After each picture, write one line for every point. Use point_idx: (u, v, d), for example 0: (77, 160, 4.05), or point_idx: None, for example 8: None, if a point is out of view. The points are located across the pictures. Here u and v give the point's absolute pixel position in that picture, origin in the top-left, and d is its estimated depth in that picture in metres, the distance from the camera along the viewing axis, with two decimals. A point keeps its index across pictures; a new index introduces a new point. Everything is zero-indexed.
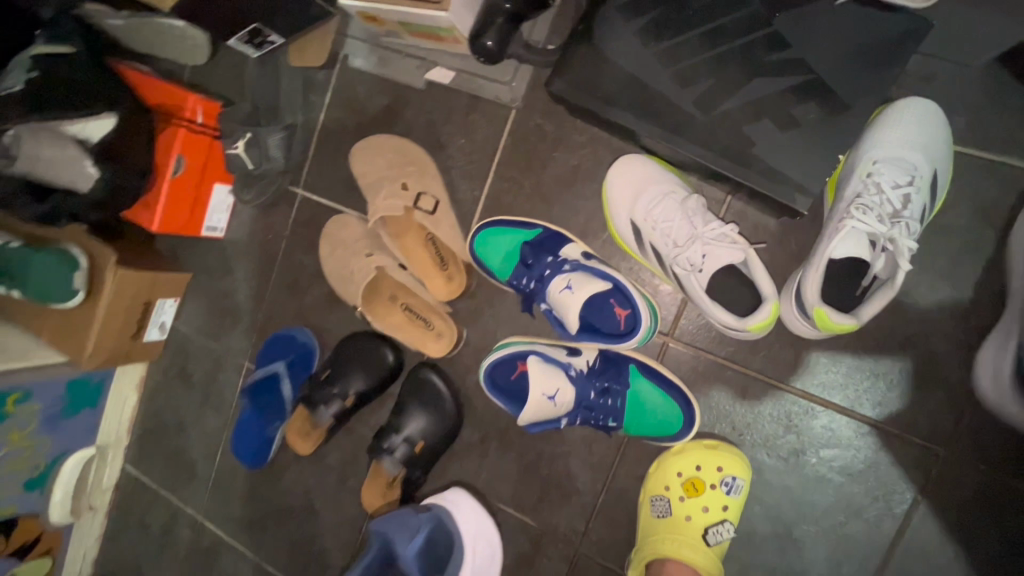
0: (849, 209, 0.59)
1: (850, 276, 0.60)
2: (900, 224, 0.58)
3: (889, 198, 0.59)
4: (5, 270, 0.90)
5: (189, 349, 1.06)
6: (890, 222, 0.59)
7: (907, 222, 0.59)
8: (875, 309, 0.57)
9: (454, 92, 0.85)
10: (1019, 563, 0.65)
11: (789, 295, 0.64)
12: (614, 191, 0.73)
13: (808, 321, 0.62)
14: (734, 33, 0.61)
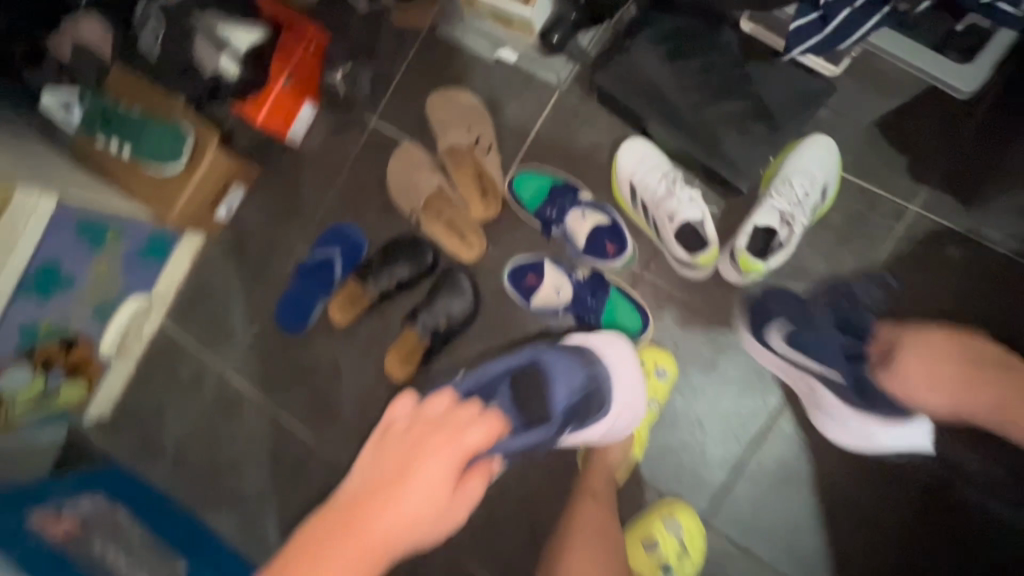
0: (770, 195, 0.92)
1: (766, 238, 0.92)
2: (799, 209, 0.91)
3: (796, 191, 0.92)
4: (121, 130, 1.09)
5: (247, 232, 1.27)
6: (794, 207, 0.91)
7: (804, 208, 0.91)
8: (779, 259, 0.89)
9: (516, 71, 1.14)
10: (840, 454, 0.97)
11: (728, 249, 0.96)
12: (622, 161, 1.03)
13: (736, 265, 0.94)
14: (721, 68, 0.92)
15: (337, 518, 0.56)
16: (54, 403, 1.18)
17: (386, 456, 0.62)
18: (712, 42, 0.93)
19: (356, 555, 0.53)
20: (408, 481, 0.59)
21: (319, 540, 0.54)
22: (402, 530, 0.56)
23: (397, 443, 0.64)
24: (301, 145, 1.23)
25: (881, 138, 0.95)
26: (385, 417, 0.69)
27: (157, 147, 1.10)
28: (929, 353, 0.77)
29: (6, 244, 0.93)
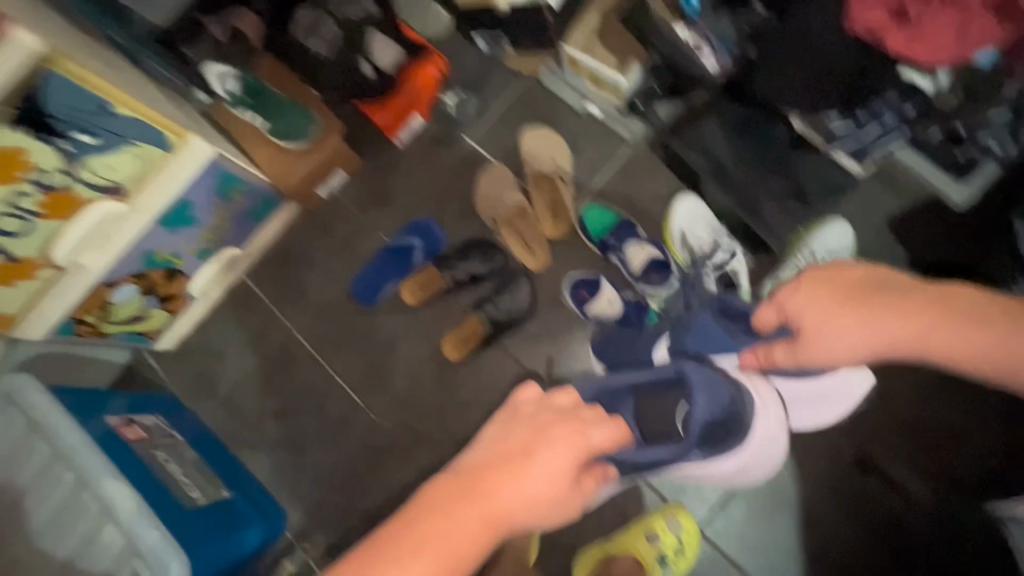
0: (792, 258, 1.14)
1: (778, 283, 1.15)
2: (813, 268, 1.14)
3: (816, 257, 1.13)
4: (267, 108, 1.30)
5: (338, 211, 1.45)
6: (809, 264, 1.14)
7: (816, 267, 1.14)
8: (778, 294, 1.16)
9: (597, 124, 1.37)
10: (820, 486, 1.14)
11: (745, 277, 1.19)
12: (678, 210, 1.24)
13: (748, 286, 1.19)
14: (770, 152, 1.15)
15: (460, 485, 0.66)
16: (140, 326, 1.31)
17: (515, 436, 0.72)
18: (768, 132, 1.15)
19: (477, 521, 0.63)
20: (532, 463, 0.68)
21: (444, 501, 0.64)
22: (517, 510, 0.66)
23: (526, 424, 0.74)
24: (401, 148, 1.44)
25: (888, 232, 1.17)
26: (513, 402, 0.79)
27: (293, 128, 1.31)
28: (829, 311, 0.83)
29: (165, 185, 1.08)
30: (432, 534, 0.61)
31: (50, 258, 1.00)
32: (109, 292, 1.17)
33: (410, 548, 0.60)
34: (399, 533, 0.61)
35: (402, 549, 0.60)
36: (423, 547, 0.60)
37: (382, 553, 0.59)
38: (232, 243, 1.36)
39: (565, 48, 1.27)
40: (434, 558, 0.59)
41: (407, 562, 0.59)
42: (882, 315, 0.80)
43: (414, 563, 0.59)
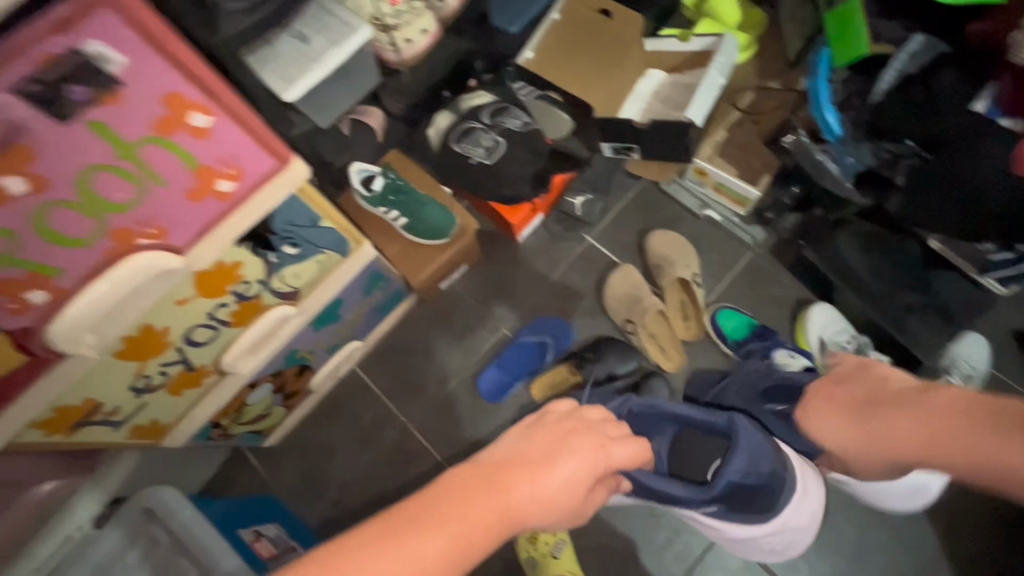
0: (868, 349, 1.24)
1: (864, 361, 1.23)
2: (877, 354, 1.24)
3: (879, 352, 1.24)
4: (407, 203, 1.30)
5: (458, 303, 1.44)
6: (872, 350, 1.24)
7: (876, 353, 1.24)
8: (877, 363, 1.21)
9: (717, 228, 1.43)
10: None
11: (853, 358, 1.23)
12: (814, 316, 1.28)
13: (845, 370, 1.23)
14: (908, 269, 1.21)
15: (482, 476, 0.61)
16: (262, 424, 1.24)
17: (536, 440, 0.68)
18: (901, 247, 1.21)
19: (491, 511, 0.57)
20: (553, 469, 0.65)
21: (456, 488, 0.58)
22: (515, 511, 0.60)
23: (548, 431, 0.70)
24: (522, 243, 1.46)
25: (1018, 347, 1.22)
26: (542, 408, 0.76)
27: (430, 225, 1.31)
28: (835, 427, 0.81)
29: (328, 286, 1.04)
30: (449, 516, 0.55)
31: (220, 367, 0.95)
32: (248, 394, 1.12)
33: (427, 525, 0.53)
34: (417, 508, 0.54)
35: (419, 516, 0.54)
36: (443, 523, 0.54)
37: (391, 524, 0.53)
38: (357, 337, 1.32)
39: (697, 161, 1.34)
40: (447, 539, 0.53)
41: (419, 540, 0.52)
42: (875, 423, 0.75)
43: (430, 538, 0.52)
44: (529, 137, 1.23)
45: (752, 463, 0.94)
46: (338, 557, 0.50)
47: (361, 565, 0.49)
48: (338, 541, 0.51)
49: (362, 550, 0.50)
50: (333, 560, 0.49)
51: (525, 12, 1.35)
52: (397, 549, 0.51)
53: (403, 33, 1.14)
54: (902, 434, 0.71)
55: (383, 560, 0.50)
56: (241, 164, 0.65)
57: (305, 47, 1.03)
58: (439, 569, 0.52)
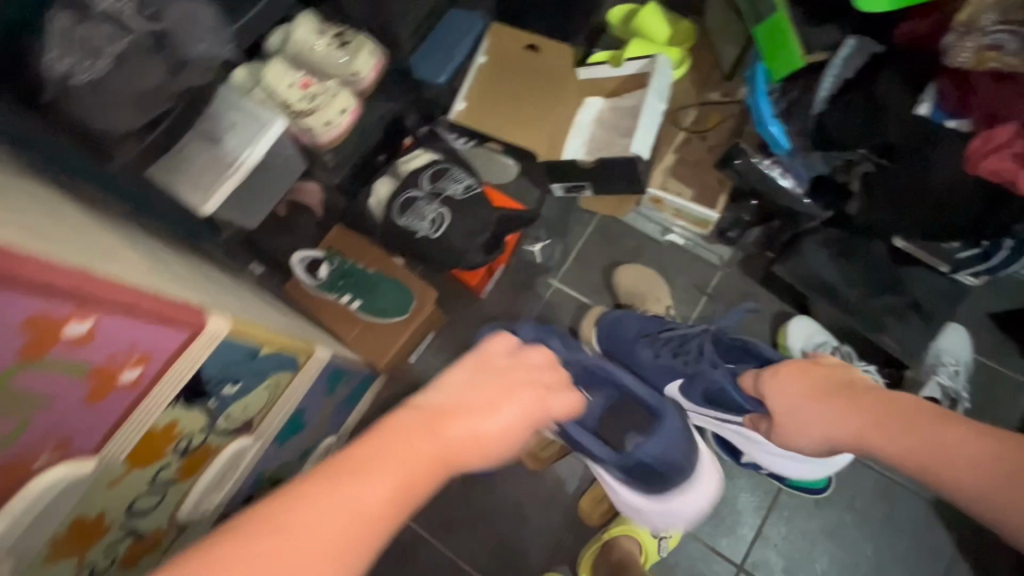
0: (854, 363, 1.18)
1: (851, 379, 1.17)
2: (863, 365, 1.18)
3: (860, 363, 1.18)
4: (359, 285, 1.24)
5: (432, 372, 1.37)
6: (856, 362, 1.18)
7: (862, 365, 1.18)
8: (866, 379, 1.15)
9: (683, 251, 1.38)
10: None
11: None
12: (792, 330, 1.25)
13: None
14: (878, 270, 1.18)
15: (423, 418, 0.52)
16: None
17: (475, 385, 0.57)
18: (866, 249, 1.18)
19: (434, 453, 0.50)
20: (495, 411, 0.56)
21: (402, 433, 0.50)
22: (455, 449, 0.52)
23: (493, 376, 0.59)
24: (487, 298, 1.39)
25: (998, 329, 1.20)
26: (480, 347, 0.64)
27: (387, 302, 1.24)
28: (783, 392, 0.80)
29: (285, 405, 0.97)
30: (393, 461, 0.47)
31: (174, 524, 0.87)
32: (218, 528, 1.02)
33: (372, 471, 0.46)
34: (357, 455, 0.47)
35: (363, 464, 0.46)
36: (389, 468, 0.47)
37: (333, 473, 0.45)
38: (328, 433, 1.24)
39: (651, 189, 1.30)
40: (391, 483, 0.46)
41: (360, 486, 0.45)
42: (815, 386, 0.77)
43: (373, 483, 0.45)
44: (474, 200, 1.17)
45: (667, 450, 0.97)
46: (274, 515, 0.42)
47: (297, 524, 0.42)
48: (276, 497, 0.43)
49: (297, 504, 0.43)
50: (271, 525, 0.42)
51: (447, 64, 1.34)
52: (333, 499, 0.44)
53: (319, 116, 1.06)
54: (863, 417, 0.69)
55: (324, 510, 0.43)
56: (147, 350, 0.61)
57: (218, 150, 0.99)
58: (384, 516, 0.45)
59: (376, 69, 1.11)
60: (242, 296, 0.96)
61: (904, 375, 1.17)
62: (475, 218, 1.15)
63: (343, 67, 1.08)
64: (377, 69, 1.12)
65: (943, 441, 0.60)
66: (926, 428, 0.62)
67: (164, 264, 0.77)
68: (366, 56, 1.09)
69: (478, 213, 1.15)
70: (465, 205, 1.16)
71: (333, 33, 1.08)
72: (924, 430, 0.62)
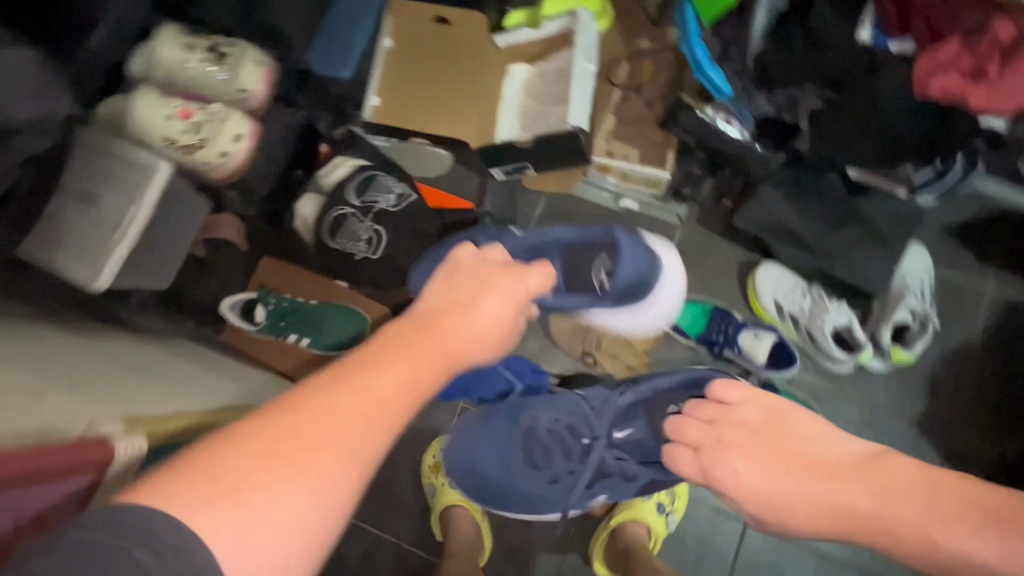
0: (823, 308, 1.15)
1: (823, 329, 1.14)
2: (834, 308, 1.14)
3: (830, 306, 1.15)
4: (303, 321, 1.11)
5: None
6: (824, 306, 1.15)
7: (833, 307, 1.14)
8: (835, 324, 1.13)
9: (638, 216, 1.32)
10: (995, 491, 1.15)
11: (815, 329, 1.15)
12: (761, 280, 1.22)
13: (815, 343, 1.17)
14: (836, 205, 1.15)
15: (415, 325, 0.55)
16: None
17: (460, 284, 0.61)
18: (821, 183, 1.14)
19: (436, 351, 0.53)
20: (480, 305, 0.59)
21: (404, 336, 0.53)
22: (452, 341, 0.55)
23: (470, 275, 0.62)
24: None
25: (952, 241, 1.21)
26: (450, 257, 0.67)
27: (338, 333, 1.12)
28: (752, 475, 0.63)
29: None
30: (399, 356, 0.51)
31: None
32: None
33: (381, 363, 0.49)
34: (361, 355, 0.50)
35: (370, 359, 0.50)
36: (396, 361, 0.50)
37: (347, 368, 0.48)
38: None
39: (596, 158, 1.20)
40: (402, 374, 0.49)
41: (375, 376, 0.48)
42: (769, 461, 0.63)
43: (382, 375, 0.48)
44: (408, 208, 1.04)
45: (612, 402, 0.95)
46: (295, 399, 0.45)
47: (317, 409, 0.45)
48: (299, 390, 0.46)
49: (312, 396, 0.45)
50: (292, 416, 0.44)
51: (348, 55, 1.13)
52: (349, 388, 0.46)
53: (212, 147, 0.91)
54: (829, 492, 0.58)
55: (333, 400, 0.45)
56: None
57: (99, 215, 0.83)
58: (395, 405, 0.48)
59: (265, 82, 0.94)
60: (170, 374, 0.84)
61: (873, 305, 1.16)
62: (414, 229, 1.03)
63: (227, 86, 0.92)
64: (267, 79, 0.95)
65: (928, 530, 0.52)
66: (905, 513, 0.54)
67: (53, 377, 0.65)
68: (252, 65, 0.92)
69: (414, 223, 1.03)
70: (401, 217, 1.04)
71: (205, 45, 0.92)
72: (920, 517, 0.53)
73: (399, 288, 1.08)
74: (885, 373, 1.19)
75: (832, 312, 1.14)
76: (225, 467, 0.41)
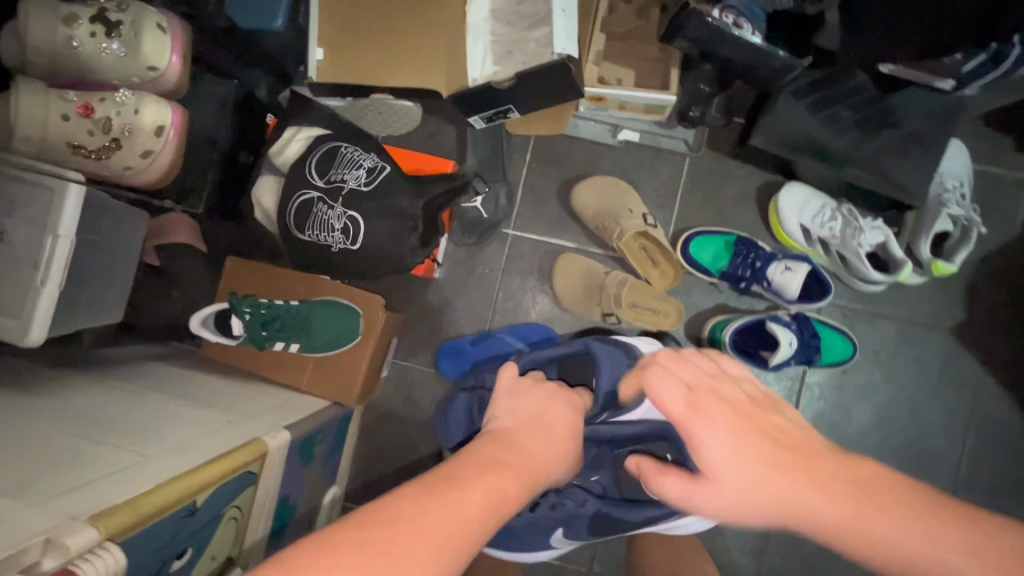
0: (856, 227, 1.03)
1: (857, 253, 1.03)
2: (867, 226, 1.03)
3: (861, 225, 1.03)
4: (288, 326, 0.99)
5: (414, 378, 1.19)
6: (855, 226, 1.03)
7: (865, 224, 1.03)
8: (870, 240, 1.02)
9: (641, 149, 1.17)
10: None
11: (853, 255, 1.03)
12: (784, 204, 1.09)
13: (849, 270, 1.07)
14: (866, 107, 1.01)
15: (495, 440, 0.61)
16: None
17: (528, 401, 0.70)
18: (850, 86, 1.00)
19: (518, 473, 0.56)
20: (554, 419, 0.68)
21: (483, 460, 0.56)
22: (531, 464, 0.59)
23: (534, 390, 0.72)
24: (442, 275, 1.18)
25: (989, 130, 1.09)
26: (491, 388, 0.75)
27: (329, 331, 1.01)
28: (711, 441, 0.48)
29: (258, 493, 0.78)
30: (483, 474, 0.53)
31: None
32: None
33: (466, 483, 0.51)
34: (445, 473, 0.52)
35: (454, 478, 0.51)
36: (480, 481, 0.52)
37: (432, 485, 0.49)
38: (328, 486, 1.08)
39: (589, 89, 1.03)
40: (485, 496, 0.51)
41: (463, 495, 0.49)
42: (746, 441, 0.48)
43: (471, 494, 0.50)
44: (383, 184, 0.88)
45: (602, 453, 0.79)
46: (386, 512, 0.45)
47: (418, 518, 0.45)
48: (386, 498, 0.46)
49: (400, 506, 0.46)
50: (391, 522, 0.44)
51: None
52: (439, 506, 0.47)
53: (130, 148, 0.74)
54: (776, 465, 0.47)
55: (430, 510, 0.46)
56: None
57: (11, 251, 0.68)
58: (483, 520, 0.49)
59: (179, 51, 0.77)
60: (146, 418, 0.74)
61: (911, 215, 1.06)
62: (395, 207, 0.88)
63: (131, 64, 0.74)
64: (179, 49, 0.77)
65: (959, 567, 0.41)
66: (909, 536, 0.42)
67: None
68: (154, 33, 0.73)
69: (394, 200, 0.88)
70: (376, 195, 0.88)
71: (90, 15, 0.73)
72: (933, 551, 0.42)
73: (386, 276, 0.93)
74: (921, 285, 1.12)
75: (864, 229, 1.03)
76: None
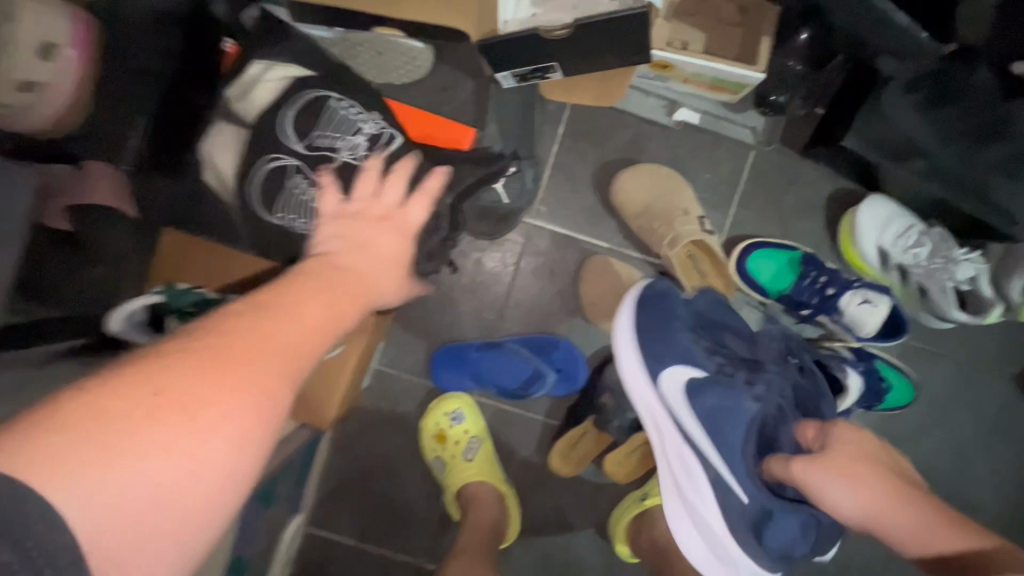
0: (948, 258, 0.87)
1: (942, 288, 0.88)
2: (961, 259, 0.87)
3: (952, 256, 0.87)
4: None
5: (400, 388, 0.98)
6: (944, 258, 0.87)
7: (957, 257, 0.87)
8: (961, 275, 0.87)
9: (699, 134, 0.96)
10: None
11: (937, 290, 0.89)
12: (861, 218, 0.92)
13: (925, 305, 0.93)
14: (987, 109, 0.77)
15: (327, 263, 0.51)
16: None
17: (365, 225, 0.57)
18: (969, 80, 0.77)
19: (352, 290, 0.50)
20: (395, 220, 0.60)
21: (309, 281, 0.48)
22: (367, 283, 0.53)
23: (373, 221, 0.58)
24: (445, 269, 0.95)
25: None
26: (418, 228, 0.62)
27: None
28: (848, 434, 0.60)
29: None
30: (311, 294, 0.46)
31: None
32: None
33: (278, 310, 0.42)
34: (262, 300, 0.43)
35: (271, 306, 0.43)
36: (306, 303, 0.45)
37: (233, 324, 0.40)
38: (289, 517, 0.88)
39: (656, 53, 0.80)
40: (314, 316, 0.45)
41: (292, 315, 0.43)
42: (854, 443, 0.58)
43: (298, 315, 0.43)
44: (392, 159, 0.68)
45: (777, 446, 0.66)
46: (170, 363, 0.36)
47: (223, 368, 0.37)
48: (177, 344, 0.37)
49: (194, 355, 0.37)
50: (184, 372, 0.36)
51: None
52: (253, 351, 0.39)
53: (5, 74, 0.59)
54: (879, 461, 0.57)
55: (232, 367, 0.37)
56: None
57: None
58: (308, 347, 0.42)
59: None
60: None
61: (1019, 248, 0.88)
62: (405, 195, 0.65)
63: None
64: None
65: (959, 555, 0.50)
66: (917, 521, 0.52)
67: None
68: None
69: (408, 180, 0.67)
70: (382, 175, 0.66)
71: None
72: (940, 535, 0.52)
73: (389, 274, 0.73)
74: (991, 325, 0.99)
75: (960, 260, 0.87)
76: (115, 459, 0.32)
